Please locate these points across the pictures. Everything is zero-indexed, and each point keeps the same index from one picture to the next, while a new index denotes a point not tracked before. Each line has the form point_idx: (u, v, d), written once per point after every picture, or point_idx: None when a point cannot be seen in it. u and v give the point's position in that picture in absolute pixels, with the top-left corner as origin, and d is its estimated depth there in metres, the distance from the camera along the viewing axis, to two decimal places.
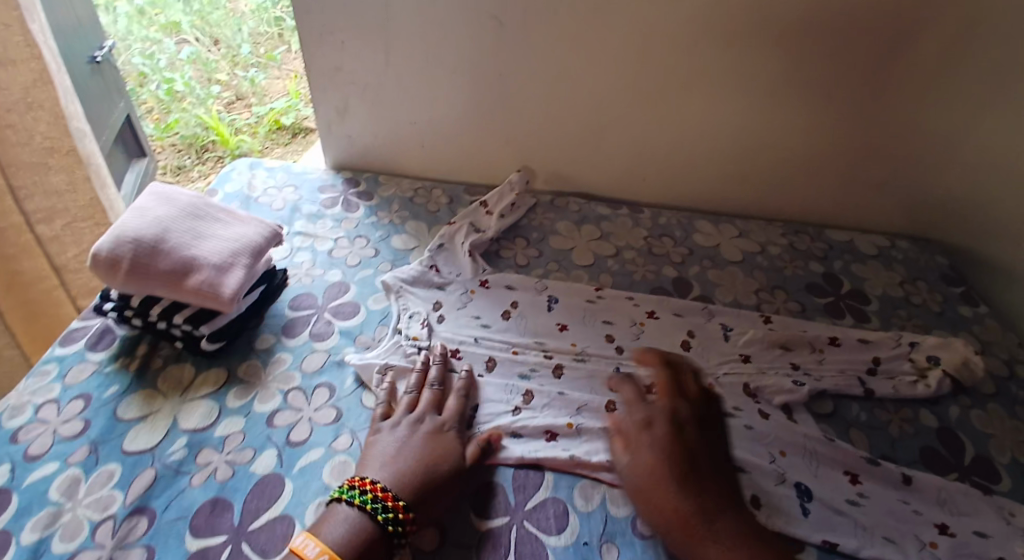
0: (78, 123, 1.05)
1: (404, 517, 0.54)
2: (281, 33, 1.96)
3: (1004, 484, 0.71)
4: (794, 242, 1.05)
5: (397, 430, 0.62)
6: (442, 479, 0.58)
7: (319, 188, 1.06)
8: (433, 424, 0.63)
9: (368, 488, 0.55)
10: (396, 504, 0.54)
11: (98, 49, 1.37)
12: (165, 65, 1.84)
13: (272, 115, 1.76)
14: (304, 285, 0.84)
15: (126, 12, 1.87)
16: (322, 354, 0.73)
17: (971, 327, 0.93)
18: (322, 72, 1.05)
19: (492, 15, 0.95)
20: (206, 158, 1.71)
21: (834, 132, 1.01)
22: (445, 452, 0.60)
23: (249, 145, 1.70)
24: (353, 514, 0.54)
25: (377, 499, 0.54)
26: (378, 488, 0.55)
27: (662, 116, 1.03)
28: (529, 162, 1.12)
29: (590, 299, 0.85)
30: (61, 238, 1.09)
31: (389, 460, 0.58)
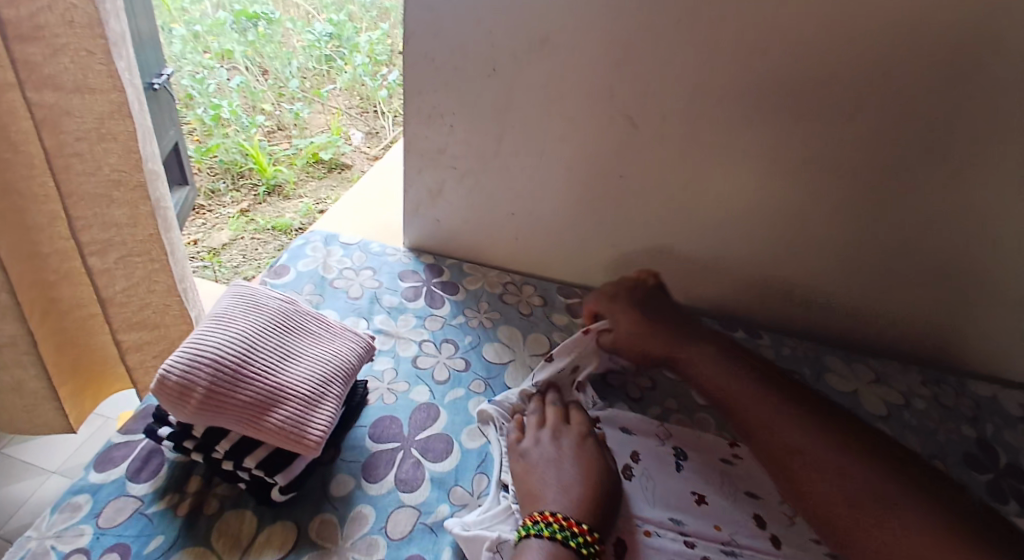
0: (152, 164, 0.77)
1: (593, 539, 0.52)
2: (329, 70, 1.89)
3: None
4: (938, 394, 0.90)
5: (547, 452, 0.62)
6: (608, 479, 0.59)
7: (399, 273, 0.94)
8: (576, 437, 0.63)
9: (553, 517, 0.53)
10: (582, 528, 0.52)
11: (157, 75, 1.26)
12: (214, 90, 1.72)
13: (311, 148, 1.65)
14: (386, 405, 0.71)
15: (181, 34, 1.77)
16: (411, 512, 0.59)
17: None
18: (423, 149, 0.95)
19: (628, 116, 0.85)
20: (241, 185, 1.58)
21: (997, 280, 0.87)
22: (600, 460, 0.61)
23: (285, 176, 1.58)
24: (547, 544, 0.51)
25: (564, 527, 0.52)
26: (563, 518, 0.53)
27: (798, 237, 0.91)
28: (632, 266, 1.01)
29: (726, 460, 0.71)
30: (113, 271, 0.78)
31: (551, 475, 0.59)
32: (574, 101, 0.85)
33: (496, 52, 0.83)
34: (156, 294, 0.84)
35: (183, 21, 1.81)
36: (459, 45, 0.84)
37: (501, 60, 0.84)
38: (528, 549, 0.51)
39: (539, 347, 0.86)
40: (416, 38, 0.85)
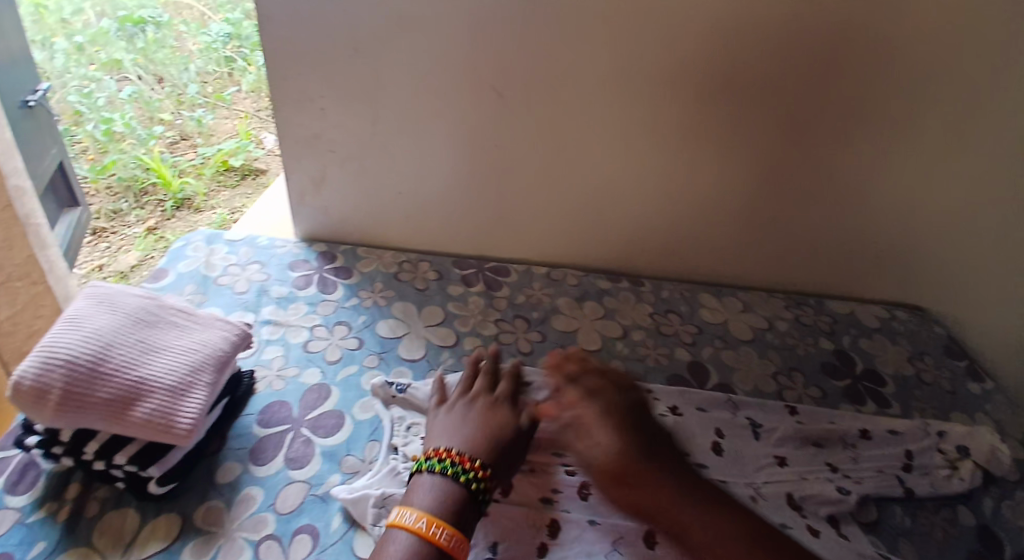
0: (18, 180, 0.80)
1: (483, 474, 0.55)
2: (231, 73, 1.76)
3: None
4: (799, 315, 1.01)
5: (466, 414, 0.62)
6: (509, 441, 0.60)
7: (289, 264, 0.94)
8: (488, 399, 0.64)
9: (445, 454, 0.55)
10: (473, 464, 0.55)
11: (32, 91, 1.18)
12: (104, 104, 1.58)
13: (219, 156, 1.51)
14: (275, 390, 0.72)
15: (63, 48, 1.62)
16: (302, 485, 0.61)
17: (985, 407, 0.89)
18: (298, 135, 0.95)
19: (494, 87, 0.88)
20: (144, 202, 1.40)
21: (841, 206, 0.98)
22: (507, 421, 0.62)
23: (194, 188, 1.43)
24: (440, 481, 0.54)
25: (456, 462, 0.55)
26: (456, 454, 0.56)
27: (667, 187, 0.98)
28: (524, 233, 1.05)
29: None
30: None
31: (457, 432, 0.59)
32: (439, 76, 0.87)
33: (356, 34, 0.84)
34: (40, 319, 0.86)
35: (64, 34, 1.66)
36: (318, 29, 0.84)
37: (362, 41, 0.85)
38: (419, 488, 0.53)
39: (433, 318, 0.88)
40: (272, 25, 0.85)
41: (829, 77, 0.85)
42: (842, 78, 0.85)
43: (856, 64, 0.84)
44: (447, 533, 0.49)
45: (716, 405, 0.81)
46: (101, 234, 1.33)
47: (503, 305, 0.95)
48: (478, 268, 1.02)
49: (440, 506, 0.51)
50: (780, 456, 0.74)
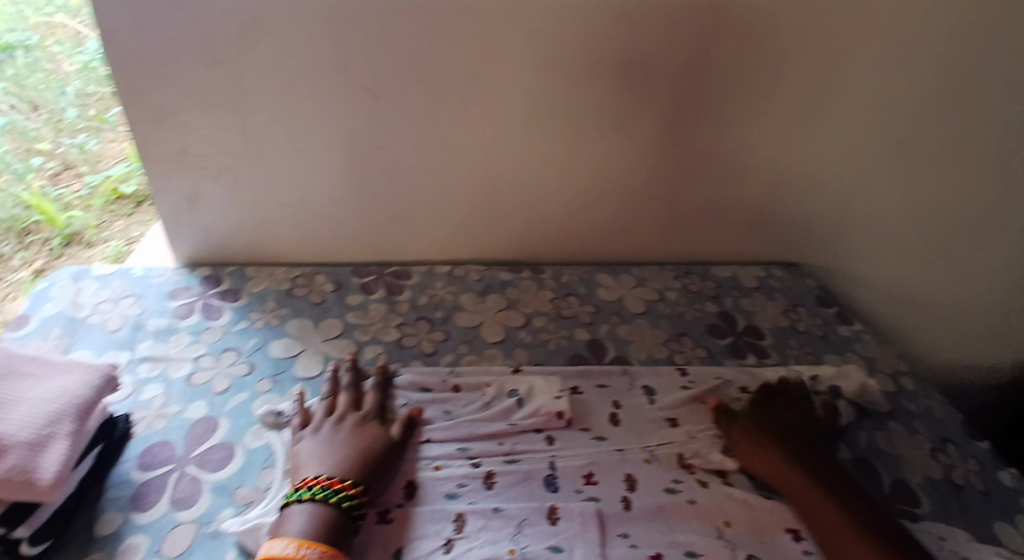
0: None
1: (355, 491, 0.60)
2: None
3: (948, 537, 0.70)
4: (687, 283, 1.08)
5: (334, 433, 0.67)
6: (378, 452, 0.66)
7: (169, 292, 0.91)
8: (355, 419, 0.70)
9: (315, 481, 0.60)
10: (344, 484, 0.60)
11: None
12: None
13: (108, 183, 1.24)
14: (156, 430, 0.71)
15: None
16: (190, 525, 0.61)
17: (854, 346, 0.99)
18: (164, 153, 0.90)
19: (368, 89, 0.88)
20: (29, 243, 1.13)
21: (713, 177, 1.04)
22: (374, 435, 0.68)
23: (82, 220, 1.18)
24: (312, 507, 0.58)
25: (325, 487, 0.59)
26: (325, 479, 0.60)
27: (551, 174, 1.01)
28: (422, 233, 1.05)
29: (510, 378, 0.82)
30: None
31: (325, 455, 0.64)
32: (308, 80, 0.86)
33: (213, 43, 0.81)
34: None
35: None
36: (168, 40, 0.81)
37: (219, 50, 0.82)
38: (290, 517, 0.57)
39: (331, 331, 0.87)
40: (118, 37, 0.80)
41: (682, 56, 0.91)
42: (693, 57, 0.91)
43: (703, 44, 0.90)
44: (320, 548, 0.54)
45: (614, 378, 0.85)
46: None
47: (405, 308, 0.95)
48: (378, 274, 1.01)
49: (316, 527, 0.56)
50: (671, 418, 0.80)
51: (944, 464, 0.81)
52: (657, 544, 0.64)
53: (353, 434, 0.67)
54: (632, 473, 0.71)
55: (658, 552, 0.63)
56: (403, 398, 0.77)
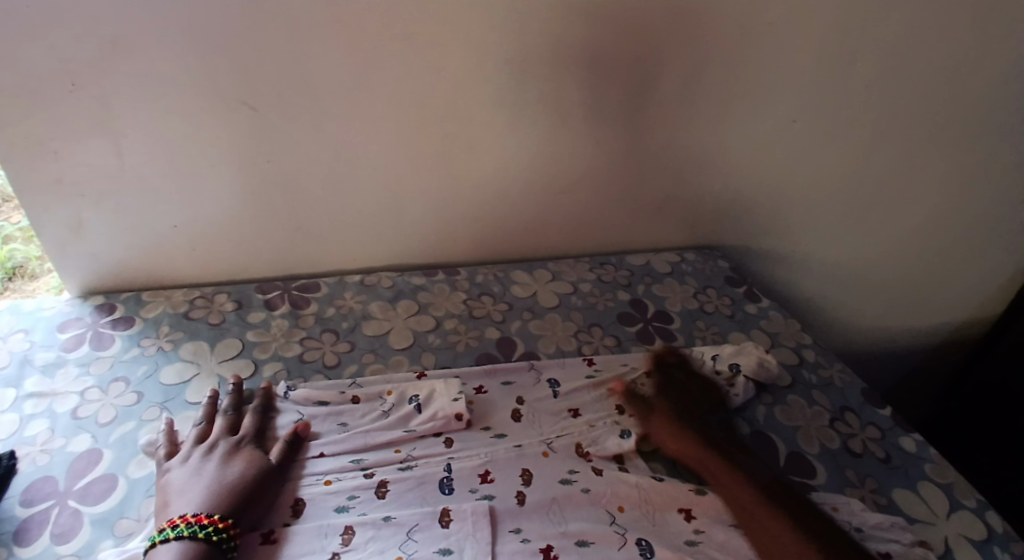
0: None
1: (225, 524, 0.60)
2: None
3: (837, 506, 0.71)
4: (600, 274, 1.09)
5: (204, 462, 0.67)
6: (250, 475, 0.66)
7: (59, 324, 0.88)
8: (229, 445, 0.70)
9: (182, 519, 0.60)
10: (212, 519, 0.60)
11: None
12: None
13: None
14: (38, 467, 0.69)
15: None
16: (69, 559, 0.60)
17: (759, 322, 1.01)
18: (38, 182, 0.87)
19: (245, 102, 0.86)
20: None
21: (614, 166, 1.05)
22: (247, 459, 0.68)
23: (24, 252, 1.11)
24: (179, 545, 0.58)
25: (191, 523, 0.59)
26: (192, 516, 0.60)
27: (452, 175, 1.01)
28: (329, 244, 1.04)
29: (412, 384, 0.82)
30: None
31: (192, 485, 0.64)
32: (180, 97, 0.84)
33: (70, 65, 0.79)
34: None
35: None
36: (21, 68, 0.78)
37: (79, 75, 0.80)
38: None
39: (229, 352, 0.86)
40: None
41: (564, 49, 0.91)
42: (574, 51, 0.91)
43: (584, 37, 0.90)
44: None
45: (519, 374, 0.85)
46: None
47: (309, 322, 0.93)
48: (283, 289, 0.99)
49: None
50: (573, 408, 0.81)
51: (843, 433, 0.83)
52: (548, 536, 0.64)
53: (225, 462, 0.67)
54: (528, 468, 0.72)
55: (549, 545, 0.63)
56: (297, 414, 0.76)
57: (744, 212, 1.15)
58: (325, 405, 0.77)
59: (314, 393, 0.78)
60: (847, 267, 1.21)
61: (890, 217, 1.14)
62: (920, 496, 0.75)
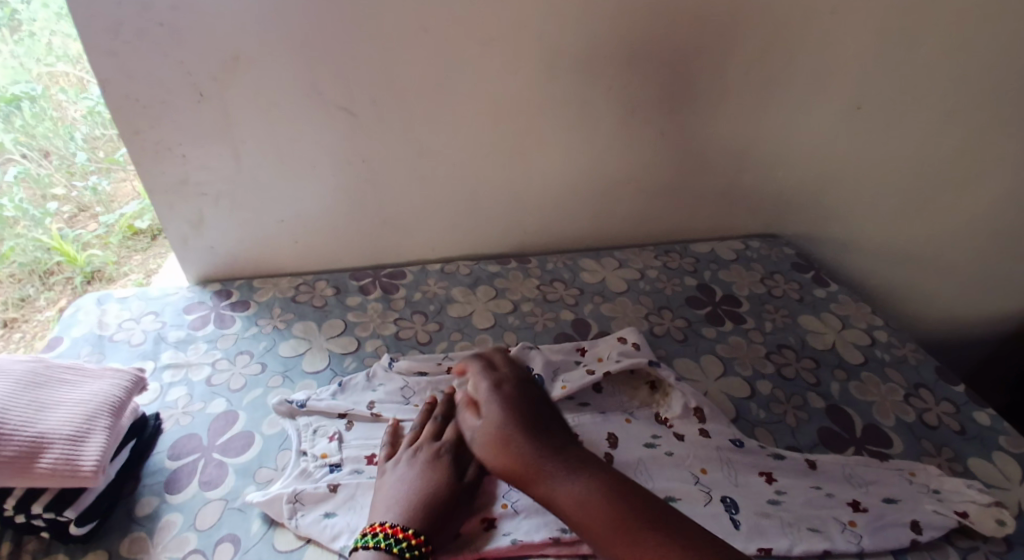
0: None
1: (418, 541, 0.60)
2: None
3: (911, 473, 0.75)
4: (666, 261, 1.14)
5: (408, 470, 0.67)
6: (447, 494, 0.65)
7: (185, 308, 0.99)
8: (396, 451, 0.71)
9: (379, 527, 0.60)
10: (406, 533, 0.60)
11: None
12: None
13: (123, 220, 1.23)
14: (183, 426, 0.79)
15: None
16: (218, 503, 0.69)
17: (829, 306, 1.04)
18: (166, 182, 0.98)
19: (344, 107, 0.95)
20: (50, 284, 1.16)
21: (679, 158, 1.10)
22: (446, 472, 0.67)
23: (103, 258, 1.21)
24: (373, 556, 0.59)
25: (389, 535, 0.59)
26: (390, 526, 0.61)
27: (526, 169, 1.08)
28: (412, 235, 1.12)
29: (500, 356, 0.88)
30: None
31: (396, 496, 0.64)
32: (289, 102, 0.93)
33: (198, 78, 0.89)
34: None
35: None
36: (158, 82, 0.89)
37: (206, 86, 0.90)
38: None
39: (334, 330, 0.95)
40: (113, 84, 0.89)
41: (634, 47, 0.96)
42: (644, 49, 0.97)
43: (655, 36, 0.95)
44: None
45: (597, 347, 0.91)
46: (11, 324, 1.09)
47: (400, 305, 1.01)
48: (374, 277, 1.07)
49: None
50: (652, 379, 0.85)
51: (918, 407, 0.85)
52: None
53: (427, 472, 0.66)
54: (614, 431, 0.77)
55: None
56: (402, 382, 0.83)
57: (808, 200, 1.17)
58: (425, 375, 0.84)
59: (413, 363, 0.85)
60: (914, 253, 1.22)
61: (960, 202, 1.15)
62: (998, 466, 0.77)
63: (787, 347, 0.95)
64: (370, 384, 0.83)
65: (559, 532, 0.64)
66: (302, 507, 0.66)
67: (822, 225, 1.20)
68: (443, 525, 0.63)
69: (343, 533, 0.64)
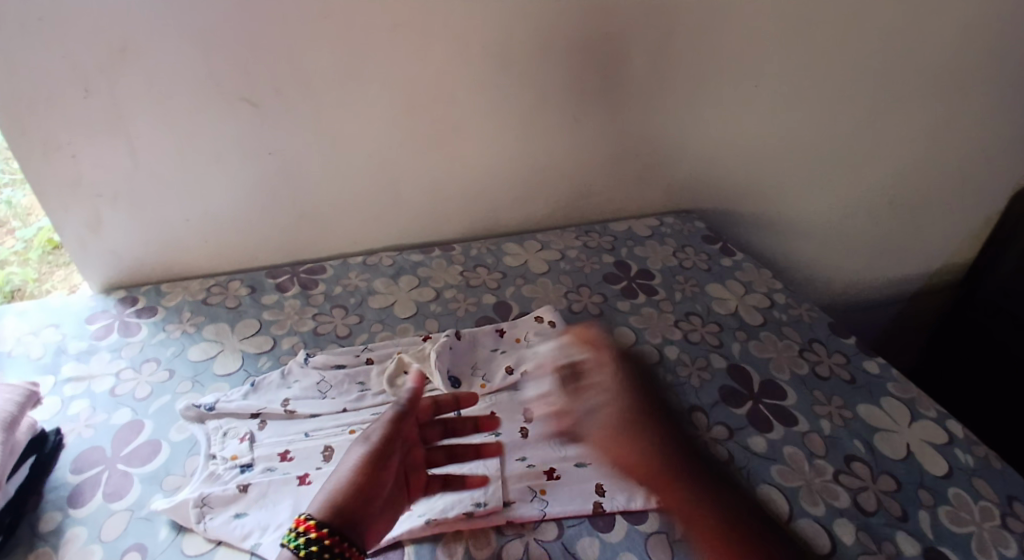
0: None
1: (331, 539, 0.52)
2: None
3: (802, 423, 0.80)
4: (585, 241, 1.17)
5: (354, 449, 0.62)
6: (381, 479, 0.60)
7: (87, 317, 0.95)
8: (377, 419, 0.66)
9: (299, 525, 0.53)
10: (320, 530, 0.53)
11: None
12: None
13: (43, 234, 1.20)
14: (85, 439, 0.76)
15: None
16: (124, 513, 0.67)
17: (734, 273, 1.09)
18: (58, 186, 0.94)
19: (245, 97, 0.93)
20: None
21: (591, 139, 1.12)
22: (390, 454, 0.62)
23: (21, 275, 1.20)
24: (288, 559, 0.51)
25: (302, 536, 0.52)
26: (306, 520, 0.54)
27: (441, 157, 1.07)
28: (329, 228, 1.11)
29: (419, 344, 0.88)
30: None
31: (339, 475, 0.59)
32: (184, 97, 0.90)
33: (81, 74, 0.85)
34: None
35: None
36: (38, 76, 0.84)
37: (91, 81, 0.86)
38: None
39: (248, 330, 0.93)
40: None
41: (535, 31, 0.97)
42: (546, 32, 0.98)
43: (556, 17, 0.96)
44: None
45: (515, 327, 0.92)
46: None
47: (319, 300, 1.00)
48: (292, 274, 1.06)
49: None
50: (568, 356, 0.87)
51: (811, 361, 0.91)
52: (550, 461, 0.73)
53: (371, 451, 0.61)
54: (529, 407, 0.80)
55: (552, 467, 0.72)
56: (318, 377, 0.82)
57: (717, 175, 1.21)
58: (342, 368, 0.84)
59: (329, 357, 0.85)
60: (817, 220, 1.29)
61: (853, 169, 1.22)
62: (883, 410, 0.83)
63: (695, 314, 0.99)
64: (285, 381, 0.82)
65: (471, 507, 0.66)
66: (211, 509, 0.65)
67: (732, 199, 1.25)
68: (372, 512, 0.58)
69: (254, 531, 0.63)
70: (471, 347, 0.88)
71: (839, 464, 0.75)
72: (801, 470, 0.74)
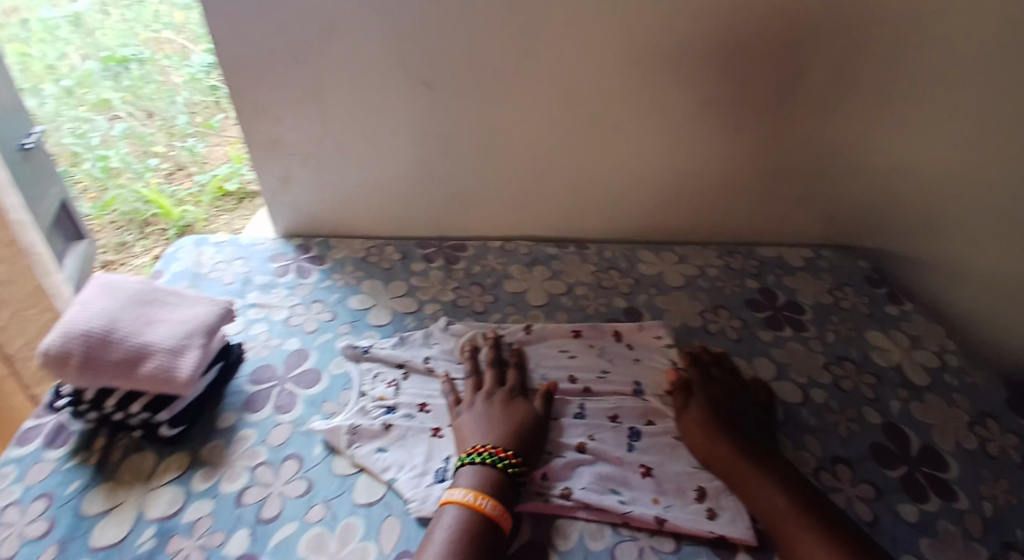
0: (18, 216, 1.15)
1: (516, 460, 0.68)
2: (218, 101, 1.75)
3: (963, 500, 0.73)
4: (729, 261, 1.13)
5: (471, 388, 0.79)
6: (531, 428, 0.73)
7: (269, 256, 1.08)
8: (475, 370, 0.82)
9: (482, 448, 0.68)
10: (506, 452, 0.68)
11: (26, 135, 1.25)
12: (99, 143, 1.63)
13: (215, 182, 1.55)
14: (262, 356, 0.87)
15: (52, 93, 1.66)
16: (288, 426, 0.77)
17: (899, 324, 1.00)
18: (263, 142, 1.09)
19: (427, 83, 1.01)
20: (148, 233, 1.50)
21: (750, 157, 1.09)
22: (523, 412, 0.75)
23: (194, 215, 1.50)
24: (480, 468, 0.67)
25: (492, 453, 0.68)
26: (491, 447, 0.69)
27: (595, 156, 1.10)
28: (477, 211, 1.17)
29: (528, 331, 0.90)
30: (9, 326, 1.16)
31: (481, 421, 0.73)
32: (379, 74, 1.00)
33: (299, 46, 0.98)
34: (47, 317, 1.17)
35: (51, 78, 1.67)
36: (265, 46, 0.98)
37: (306, 53, 0.98)
38: (442, 524, 0.62)
39: (397, 291, 1.01)
40: (227, 46, 0.98)
41: (717, 41, 0.96)
42: (729, 45, 0.96)
43: (740, 30, 0.95)
44: (492, 503, 0.63)
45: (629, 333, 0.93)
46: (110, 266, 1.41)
47: (460, 275, 1.07)
48: (438, 247, 1.13)
49: (486, 484, 0.65)
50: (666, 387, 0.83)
51: (981, 436, 0.82)
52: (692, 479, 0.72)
53: (501, 405, 0.75)
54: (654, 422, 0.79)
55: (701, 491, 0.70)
56: (456, 344, 0.88)
57: (887, 214, 1.12)
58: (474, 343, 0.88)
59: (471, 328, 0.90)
60: None
61: None
62: None
63: (848, 360, 0.93)
64: (427, 340, 0.89)
65: (591, 496, 0.68)
66: (358, 439, 0.73)
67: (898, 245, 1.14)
68: (535, 450, 0.72)
69: (392, 466, 0.70)
70: (559, 341, 0.90)
71: (994, 551, 0.68)
72: (952, 549, 0.68)
